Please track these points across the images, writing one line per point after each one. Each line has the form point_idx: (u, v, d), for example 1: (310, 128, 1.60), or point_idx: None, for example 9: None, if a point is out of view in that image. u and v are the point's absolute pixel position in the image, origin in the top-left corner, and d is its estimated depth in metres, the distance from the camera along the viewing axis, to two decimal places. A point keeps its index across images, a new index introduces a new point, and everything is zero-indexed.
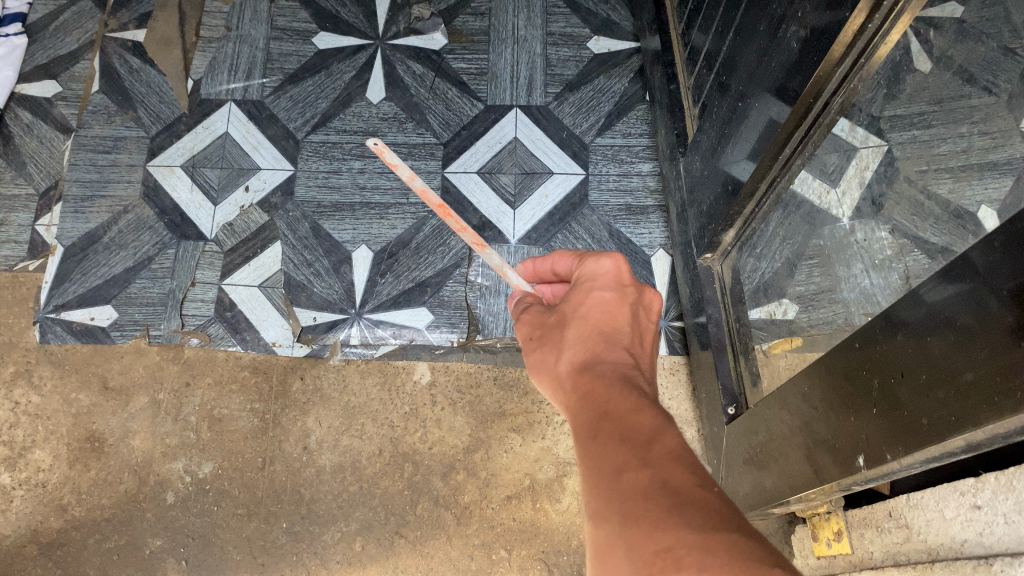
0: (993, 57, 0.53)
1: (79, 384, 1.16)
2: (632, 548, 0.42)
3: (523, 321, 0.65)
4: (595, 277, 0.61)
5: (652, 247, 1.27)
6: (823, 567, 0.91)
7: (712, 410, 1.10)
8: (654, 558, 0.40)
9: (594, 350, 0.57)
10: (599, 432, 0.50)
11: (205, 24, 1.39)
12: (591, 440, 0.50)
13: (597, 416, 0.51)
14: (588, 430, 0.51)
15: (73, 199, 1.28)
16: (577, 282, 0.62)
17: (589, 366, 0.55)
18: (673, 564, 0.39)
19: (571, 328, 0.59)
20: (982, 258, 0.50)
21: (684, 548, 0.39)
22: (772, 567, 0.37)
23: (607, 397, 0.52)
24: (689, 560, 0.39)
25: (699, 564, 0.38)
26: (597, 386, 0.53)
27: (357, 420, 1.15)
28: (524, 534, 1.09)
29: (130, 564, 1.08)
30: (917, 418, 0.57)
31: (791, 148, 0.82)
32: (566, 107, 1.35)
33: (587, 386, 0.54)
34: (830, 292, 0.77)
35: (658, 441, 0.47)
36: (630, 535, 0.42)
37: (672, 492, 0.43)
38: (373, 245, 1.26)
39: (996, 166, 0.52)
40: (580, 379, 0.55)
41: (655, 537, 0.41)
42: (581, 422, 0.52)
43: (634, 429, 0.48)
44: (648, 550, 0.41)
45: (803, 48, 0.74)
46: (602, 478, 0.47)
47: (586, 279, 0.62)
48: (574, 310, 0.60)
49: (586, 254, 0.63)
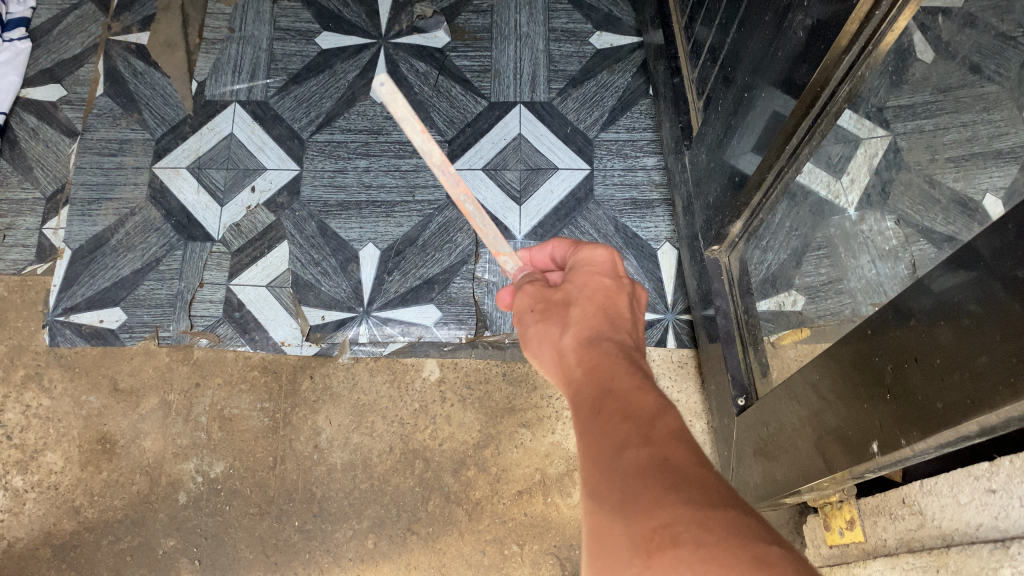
0: (995, 45, 0.53)
1: (90, 387, 1.16)
2: (627, 521, 0.42)
3: (521, 294, 0.64)
4: (596, 259, 0.61)
5: (658, 241, 1.27)
6: (836, 556, 0.91)
7: (721, 401, 1.10)
8: (650, 534, 0.40)
9: (599, 327, 0.57)
10: (602, 408, 0.50)
11: (208, 26, 1.40)
12: (593, 416, 0.50)
13: (601, 392, 0.51)
14: (589, 407, 0.51)
15: (80, 202, 1.28)
16: (578, 263, 0.62)
17: (596, 343, 0.55)
18: (670, 541, 0.39)
19: (576, 304, 0.59)
20: (994, 244, 0.50)
21: (681, 524, 0.40)
22: (768, 547, 0.38)
23: (612, 375, 0.52)
24: (685, 537, 0.39)
25: (696, 539, 0.39)
26: (603, 363, 0.53)
27: (367, 418, 1.15)
28: (535, 529, 1.09)
29: (143, 564, 1.08)
30: (932, 402, 0.57)
31: (798, 138, 0.82)
32: (570, 102, 1.35)
33: (593, 362, 0.54)
34: (838, 280, 0.77)
35: (660, 420, 0.47)
36: (626, 508, 0.43)
37: (672, 470, 0.43)
38: (380, 243, 1.26)
39: (1001, 155, 0.52)
40: (585, 355, 0.55)
41: (652, 512, 0.41)
42: (584, 398, 0.52)
43: (636, 407, 0.48)
44: (645, 525, 0.41)
45: (810, 38, 0.75)
46: (601, 454, 0.47)
47: (587, 264, 0.62)
48: (579, 289, 0.60)
49: (583, 242, 0.63)
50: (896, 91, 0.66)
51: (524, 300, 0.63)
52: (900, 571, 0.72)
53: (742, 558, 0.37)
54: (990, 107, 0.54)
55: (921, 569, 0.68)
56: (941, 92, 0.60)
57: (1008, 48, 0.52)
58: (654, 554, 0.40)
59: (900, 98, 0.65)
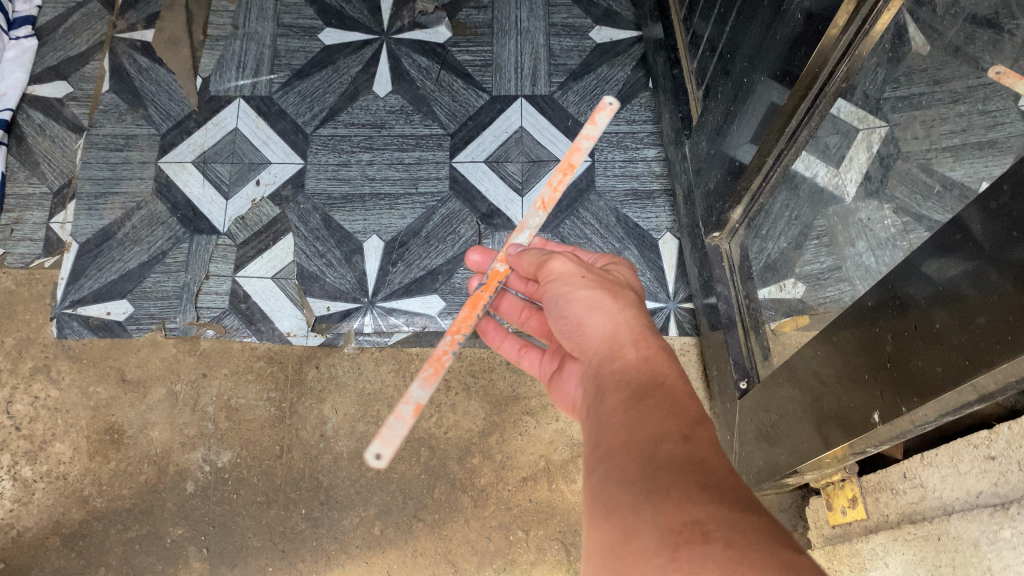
0: (986, 28, 0.55)
1: (98, 378, 1.17)
2: (657, 514, 0.46)
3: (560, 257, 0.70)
4: (633, 273, 0.74)
5: (659, 231, 1.29)
6: (839, 535, 0.93)
7: (723, 386, 1.11)
8: (681, 528, 0.44)
9: (649, 322, 0.66)
10: (646, 395, 0.57)
11: (213, 23, 1.41)
12: (635, 400, 0.57)
13: (651, 379, 0.59)
14: (631, 391, 0.58)
15: (87, 196, 1.30)
16: (616, 267, 0.75)
17: (651, 335, 0.64)
18: (700, 535, 0.43)
19: (627, 294, 0.68)
20: (983, 216, 0.51)
21: (712, 523, 0.44)
22: (797, 553, 0.42)
23: (666, 370, 0.60)
24: (716, 535, 0.43)
25: (726, 540, 0.42)
26: (659, 357, 0.62)
27: (372, 407, 1.16)
28: (541, 515, 1.10)
29: (152, 552, 1.09)
30: (931, 366, 0.58)
31: (797, 120, 0.84)
32: (570, 95, 1.36)
33: (650, 350, 0.63)
34: (836, 259, 0.79)
35: (700, 426, 0.54)
36: (658, 502, 0.47)
37: (707, 472, 0.49)
38: (384, 235, 1.28)
39: (992, 135, 0.54)
40: (641, 339, 0.64)
41: (683, 511, 0.45)
42: (630, 378, 0.60)
43: (683, 408, 0.56)
44: (675, 520, 0.45)
45: (807, 21, 0.76)
46: (639, 442, 0.53)
47: (628, 275, 0.74)
48: (626, 283, 0.71)
49: (618, 258, 0.77)
50: (893, 78, 0.67)
51: (568, 264, 0.69)
52: (902, 543, 0.73)
53: (771, 560, 0.41)
54: (985, 99, 0.55)
55: (922, 539, 0.70)
56: (935, 83, 0.61)
57: (998, 29, 0.53)
58: (680, 549, 0.43)
59: (898, 87, 0.66)
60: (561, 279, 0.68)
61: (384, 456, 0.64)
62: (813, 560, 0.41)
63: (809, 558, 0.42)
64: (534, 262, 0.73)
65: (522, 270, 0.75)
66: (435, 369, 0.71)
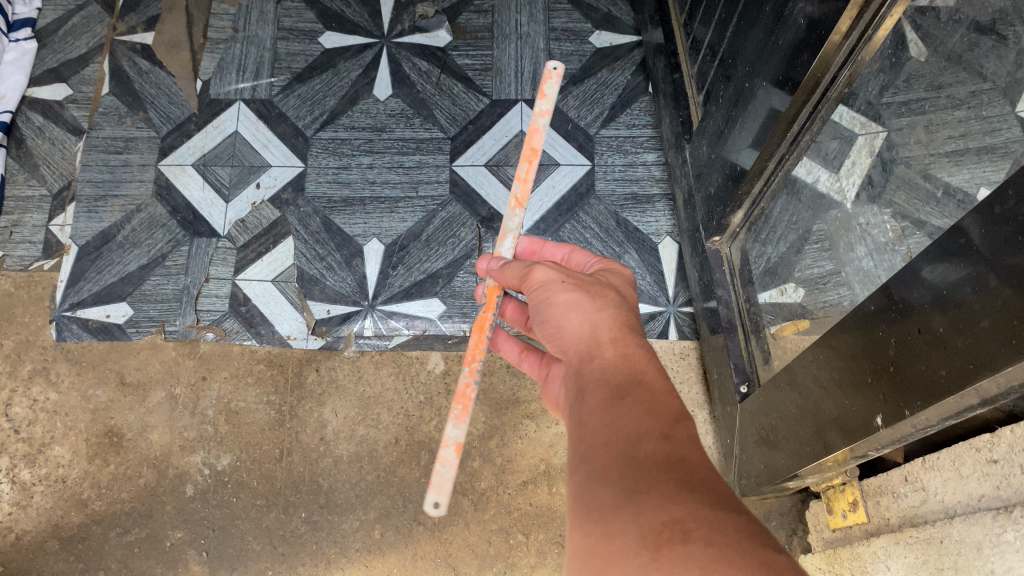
0: (987, 36, 0.55)
1: (97, 381, 1.17)
2: (637, 514, 0.46)
3: (543, 266, 0.70)
4: (621, 276, 0.75)
5: (658, 235, 1.29)
6: (839, 538, 0.93)
7: (723, 391, 1.11)
8: (661, 527, 0.44)
9: (630, 322, 0.66)
10: (625, 394, 0.57)
11: (213, 26, 1.41)
12: (613, 399, 0.57)
13: (631, 378, 0.59)
14: (610, 390, 0.58)
15: (87, 199, 1.29)
16: (608, 272, 0.75)
17: (629, 333, 0.64)
18: (681, 534, 0.44)
19: (609, 295, 0.68)
20: (983, 223, 0.52)
21: (693, 523, 0.44)
22: (776, 553, 0.43)
23: (644, 369, 0.60)
24: (696, 535, 0.43)
25: (708, 539, 0.43)
26: (638, 356, 0.62)
27: (373, 410, 1.16)
28: (541, 518, 1.11)
29: (152, 556, 1.09)
30: (934, 370, 0.58)
31: (799, 124, 0.83)
32: (570, 100, 1.37)
33: (629, 348, 0.63)
34: (835, 265, 0.79)
35: (680, 425, 0.54)
36: (639, 501, 0.47)
37: (686, 472, 0.49)
38: (384, 238, 1.28)
39: (993, 143, 0.54)
40: (619, 338, 0.64)
41: (663, 510, 0.46)
42: (610, 377, 0.60)
43: (661, 405, 0.56)
44: (656, 519, 0.45)
45: (807, 28, 0.76)
46: (618, 439, 0.53)
47: (611, 277, 0.74)
48: (608, 284, 0.71)
49: (608, 263, 0.78)
50: (894, 84, 0.68)
51: (549, 272, 0.69)
52: (903, 546, 0.73)
53: (751, 559, 0.41)
54: (985, 105, 0.55)
55: (924, 542, 0.70)
56: (936, 89, 0.61)
57: (1000, 36, 0.54)
58: (662, 548, 0.43)
59: (898, 93, 0.67)
60: (542, 286, 0.68)
61: (442, 505, 0.66)
62: (792, 560, 0.42)
63: (788, 557, 0.42)
64: (519, 274, 0.73)
65: (505, 284, 0.75)
66: (464, 406, 0.72)
